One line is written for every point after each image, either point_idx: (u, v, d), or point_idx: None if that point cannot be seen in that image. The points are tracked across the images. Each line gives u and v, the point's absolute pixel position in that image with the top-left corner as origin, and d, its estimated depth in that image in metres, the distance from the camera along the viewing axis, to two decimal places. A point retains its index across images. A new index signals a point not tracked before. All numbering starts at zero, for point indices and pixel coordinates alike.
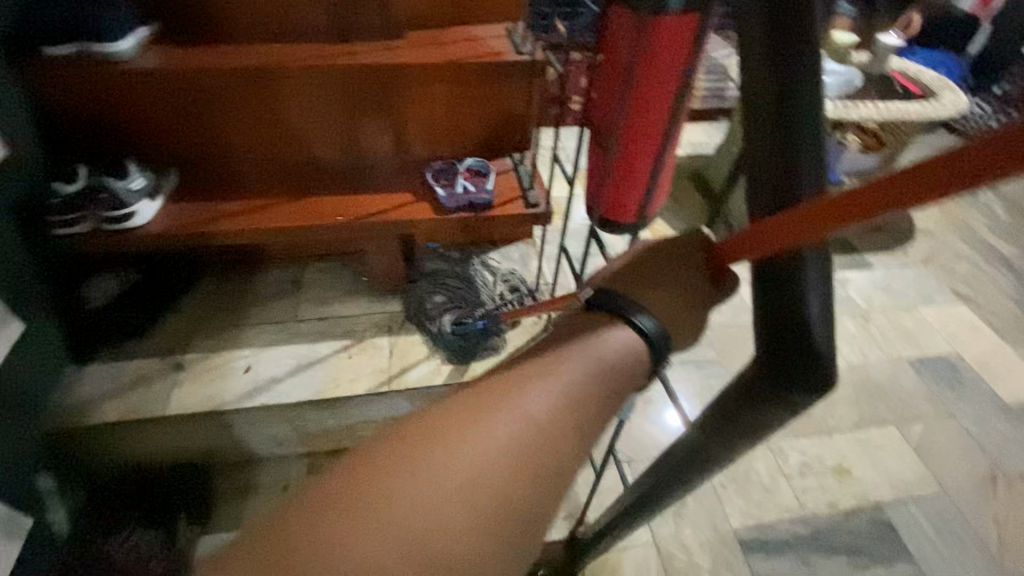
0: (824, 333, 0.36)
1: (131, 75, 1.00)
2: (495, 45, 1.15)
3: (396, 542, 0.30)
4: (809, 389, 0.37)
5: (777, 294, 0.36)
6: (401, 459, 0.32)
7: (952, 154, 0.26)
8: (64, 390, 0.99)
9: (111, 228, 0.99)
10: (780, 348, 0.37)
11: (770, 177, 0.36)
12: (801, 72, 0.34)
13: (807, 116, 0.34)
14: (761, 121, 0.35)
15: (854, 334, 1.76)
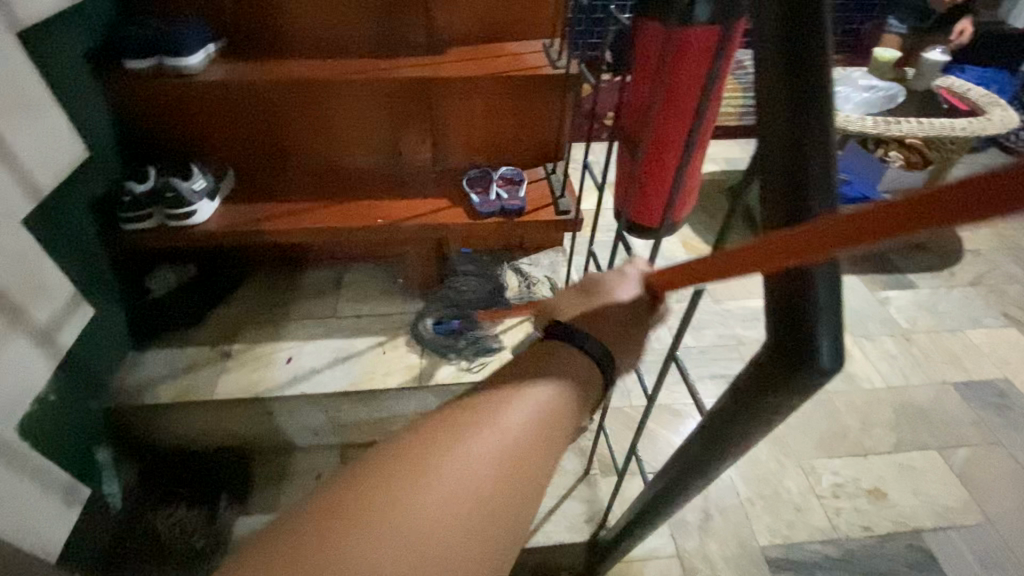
0: (831, 317, 0.37)
1: (199, 86, 1.10)
2: (530, 60, 1.20)
3: (426, 532, 0.36)
4: (817, 374, 0.39)
5: (787, 275, 0.38)
6: (421, 465, 0.39)
7: (995, 176, 0.22)
8: (123, 372, 1.07)
9: (174, 225, 1.08)
10: (789, 329, 0.39)
11: (780, 179, 0.36)
12: (818, 72, 0.35)
13: (820, 112, 0.35)
14: (774, 124, 0.36)
15: (894, 354, 1.71)
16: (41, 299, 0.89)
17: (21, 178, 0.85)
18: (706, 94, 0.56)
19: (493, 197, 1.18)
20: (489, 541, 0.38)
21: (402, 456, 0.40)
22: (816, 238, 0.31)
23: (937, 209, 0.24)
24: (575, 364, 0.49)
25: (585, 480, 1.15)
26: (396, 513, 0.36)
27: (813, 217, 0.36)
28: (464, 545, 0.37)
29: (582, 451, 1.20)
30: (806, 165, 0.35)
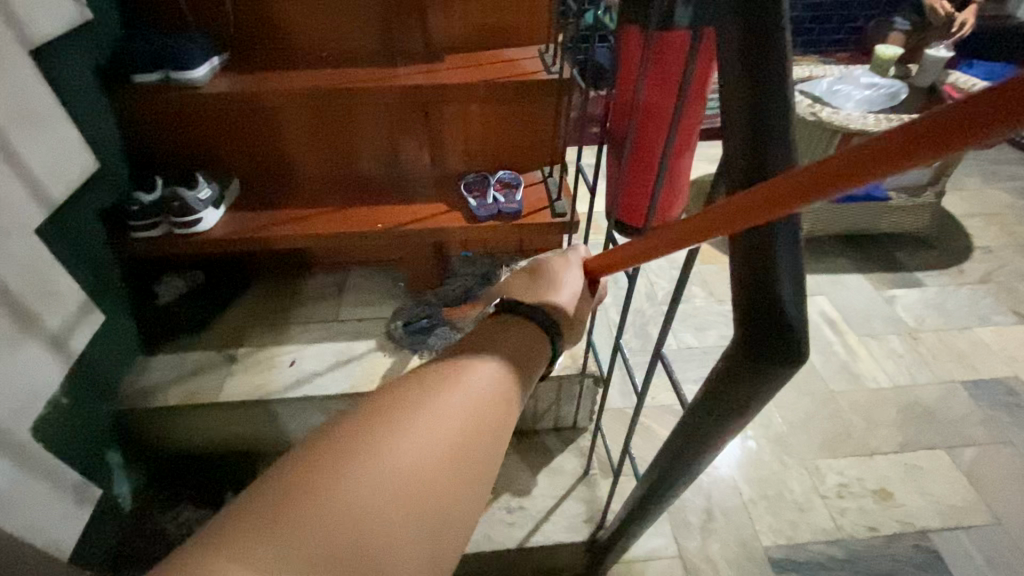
0: (794, 312, 0.39)
1: (204, 98, 1.13)
2: (525, 66, 1.22)
3: (390, 496, 0.37)
4: (783, 366, 0.40)
5: (752, 269, 0.39)
6: (381, 429, 0.39)
7: (963, 107, 0.24)
8: (132, 375, 1.10)
9: (180, 233, 1.11)
10: (757, 322, 0.40)
11: (746, 171, 0.39)
12: (773, 75, 0.37)
13: (775, 108, 0.37)
14: (735, 123, 0.39)
15: (900, 353, 1.70)
16: (54, 306, 0.92)
17: (35, 191, 0.89)
18: (680, 99, 0.58)
19: (490, 201, 1.20)
20: (443, 510, 0.39)
21: (352, 432, 0.39)
22: (789, 194, 0.33)
23: (908, 152, 0.27)
24: (523, 334, 0.52)
25: (584, 481, 1.16)
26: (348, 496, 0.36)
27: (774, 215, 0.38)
28: (431, 500, 0.38)
29: (582, 451, 1.21)
30: (768, 163, 0.38)
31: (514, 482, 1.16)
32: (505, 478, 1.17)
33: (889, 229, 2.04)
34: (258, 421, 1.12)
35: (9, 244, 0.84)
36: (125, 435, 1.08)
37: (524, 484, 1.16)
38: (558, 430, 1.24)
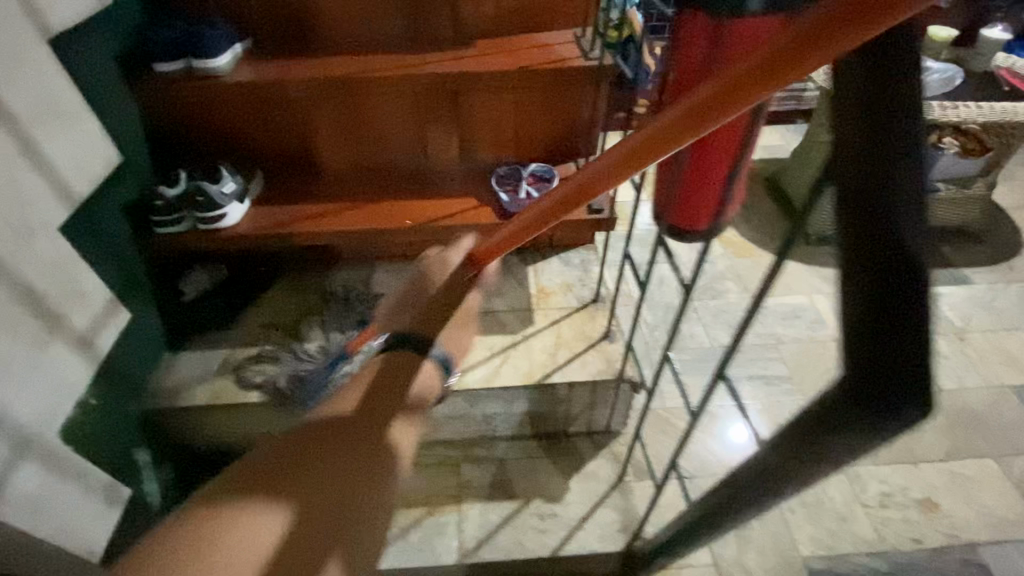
0: (917, 365, 0.32)
1: (226, 88, 1.09)
2: (561, 51, 1.15)
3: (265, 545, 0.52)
4: (894, 422, 0.34)
5: (871, 267, 0.33)
6: (253, 507, 0.55)
7: None
8: (159, 373, 1.09)
9: (204, 228, 1.08)
10: (869, 349, 0.33)
11: (857, 151, 0.35)
12: (911, 96, 0.34)
13: (910, 105, 0.34)
14: (853, 123, 0.35)
15: (947, 356, 1.61)
16: (82, 304, 0.90)
17: (57, 187, 0.86)
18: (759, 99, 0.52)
19: (524, 196, 1.15)
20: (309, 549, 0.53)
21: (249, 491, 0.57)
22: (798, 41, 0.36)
23: None
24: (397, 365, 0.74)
25: (618, 488, 1.12)
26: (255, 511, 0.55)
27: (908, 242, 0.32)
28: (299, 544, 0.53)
29: (615, 456, 1.17)
30: (887, 149, 0.34)
31: (546, 487, 1.13)
32: (536, 482, 1.14)
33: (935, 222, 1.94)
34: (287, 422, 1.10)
35: (34, 244, 0.82)
36: (152, 433, 1.07)
37: (556, 489, 1.13)
38: (591, 434, 1.20)
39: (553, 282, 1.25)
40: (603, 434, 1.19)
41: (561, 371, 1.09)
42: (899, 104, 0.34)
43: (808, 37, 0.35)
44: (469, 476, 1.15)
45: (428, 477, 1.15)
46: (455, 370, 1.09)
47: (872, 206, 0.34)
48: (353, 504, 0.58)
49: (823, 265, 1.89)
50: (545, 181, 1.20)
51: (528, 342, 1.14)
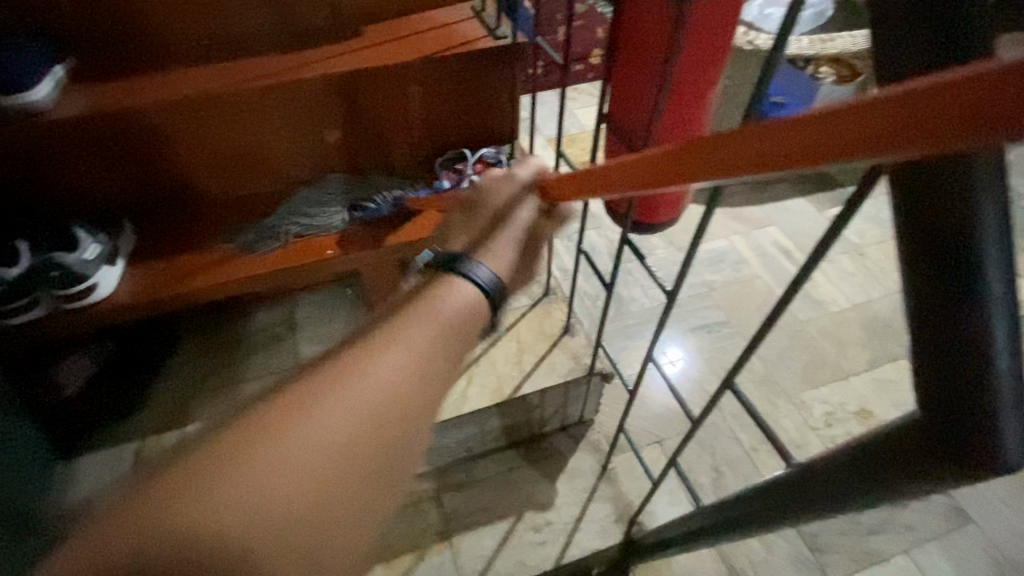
0: (1022, 402, 0.29)
1: (56, 129, 0.86)
2: (464, 30, 1.02)
3: (300, 489, 0.36)
4: (990, 472, 0.30)
5: (938, 282, 0.30)
6: (291, 425, 0.37)
7: (948, 97, 0.20)
8: (58, 492, 0.92)
9: (70, 306, 0.88)
10: (948, 383, 0.30)
11: (932, 237, 0.30)
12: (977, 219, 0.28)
13: (970, 233, 0.28)
14: (924, 233, 0.30)
15: (852, 273, 1.76)
16: None
17: None
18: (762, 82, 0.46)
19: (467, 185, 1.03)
20: (355, 499, 0.38)
21: (270, 412, 0.38)
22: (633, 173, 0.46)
23: (671, 172, 0.40)
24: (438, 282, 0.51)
25: (604, 478, 1.11)
26: (210, 509, 0.34)
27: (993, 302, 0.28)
28: (335, 487, 0.37)
29: (594, 446, 1.16)
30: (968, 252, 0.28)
31: (534, 497, 1.09)
32: (523, 494, 1.09)
33: None
34: None
35: None
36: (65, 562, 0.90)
37: (545, 496, 1.09)
38: (565, 429, 1.17)
39: None
40: (577, 426, 1.18)
41: (530, 380, 1.03)
42: (955, 232, 0.29)
43: (634, 169, 0.45)
44: (452, 506, 1.08)
45: (409, 518, 1.06)
46: None
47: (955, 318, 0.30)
48: (386, 430, 0.40)
49: (732, 205, 1.97)
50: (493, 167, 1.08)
51: (489, 355, 1.07)
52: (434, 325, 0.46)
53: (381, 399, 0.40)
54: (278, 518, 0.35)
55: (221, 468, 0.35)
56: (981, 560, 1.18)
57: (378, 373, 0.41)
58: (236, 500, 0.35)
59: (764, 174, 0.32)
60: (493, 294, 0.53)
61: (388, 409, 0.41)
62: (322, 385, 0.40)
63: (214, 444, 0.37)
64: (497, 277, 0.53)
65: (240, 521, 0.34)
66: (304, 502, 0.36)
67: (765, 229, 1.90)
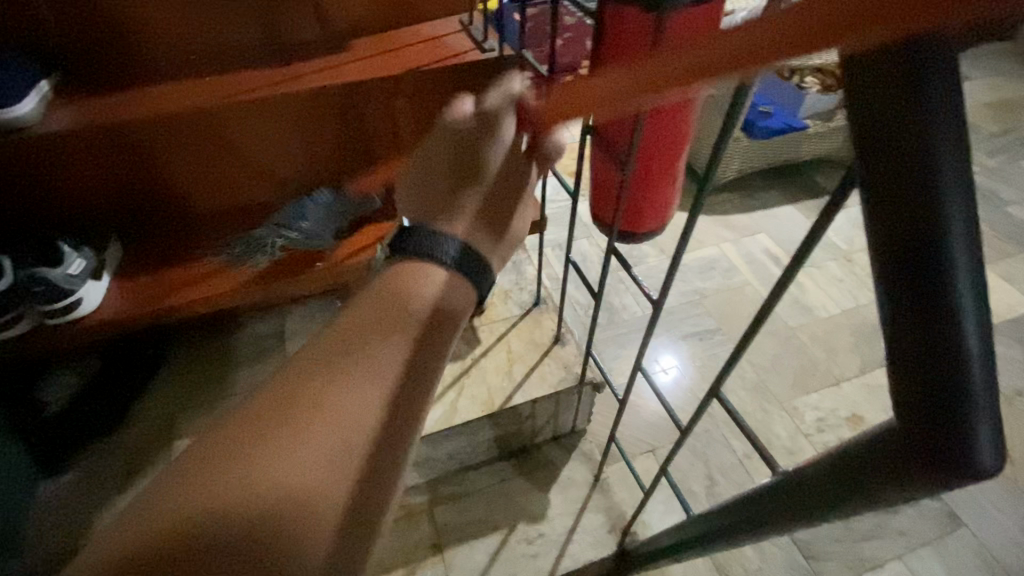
0: (992, 406, 0.29)
1: (42, 144, 0.85)
2: (453, 43, 1.03)
3: (278, 479, 0.43)
4: (967, 478, 0.31)
5: (908, 288, 0.30)
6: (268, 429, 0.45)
7: None
8: (40, 509, 0.91)
9: (55, 321, 0.87)
10: (926, 390, 0.30)
11: (904, 242, 0.30)
12: (945, 225, 0.28)
13: (941, 238, 0.29)
14: (895, 238, 0.30)
15: (841, 279, 1.77)
16: None
17: None
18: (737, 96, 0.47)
19: None
20: (330, 485, 0.44)
21: (251, 423, 0.46)
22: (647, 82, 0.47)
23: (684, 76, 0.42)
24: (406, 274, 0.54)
25: (598, 488, 1.11)
26: (201, 504, 0.41)
27: (965, 307, 0.29)
28: (308, 477, 0.44)
29: (587, 456, 1.15)
30: (940, 257, 0.29)
31: (527, 508, 1.08)
32: (516, 506, 1.09)
33: (806, 156, 2.10)
34: None
35: None
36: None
37: (538, 507, 1.08)
38: (558, 439, 1.17)
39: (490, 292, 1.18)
40: (570, 436, 1.17)
41: (521, 390, 1.03)
42: (928, 238, 0.29)
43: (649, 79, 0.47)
44: (445, 519, 1.07)
45: (400, 533, 1.05)
46: None
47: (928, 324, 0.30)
48: (348, 427, 0.47)
49: (722, 213, 1.99)
50: None
51: (479, 365, 1.06)
52: (391, 321, 0.52)
53: (344, 401, 0.47)
54: (263, 503, 0.42)
55: (212, 467, 0.43)
56: (975, 565, 1.18)
57: (339, 381, 0.48)
58: (226, 493, 0.42)
59: (773, 66, 0.33)
60: (461, 266, 0.55)
61: (348, 414, 0.47)
62: (292, 399, 0.47)
63: (208, 452, 0.45)
64: (463, 246, 0.56)
65: (223, 509, 0.41)
66: (285, 485, 0.43)
67: (755, 236, 1.92)
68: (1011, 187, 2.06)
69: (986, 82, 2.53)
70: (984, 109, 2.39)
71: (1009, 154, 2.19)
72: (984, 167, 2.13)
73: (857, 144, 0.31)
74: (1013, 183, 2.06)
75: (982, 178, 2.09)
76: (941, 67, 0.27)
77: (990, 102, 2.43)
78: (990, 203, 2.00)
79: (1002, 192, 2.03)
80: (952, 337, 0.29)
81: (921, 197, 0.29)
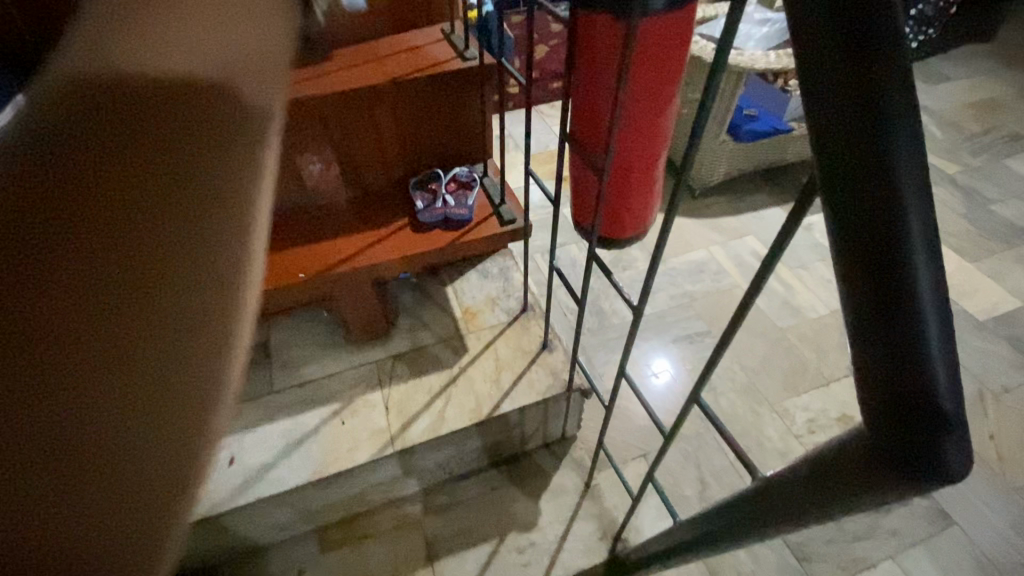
0: (957, 412, 0.29)
1: None
2: (434, 53, 1.04)
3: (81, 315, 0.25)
4: (936, 483, 0.31)
5: (874, 302, 0.31)
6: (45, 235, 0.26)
7: None
8: None
9: None
10: (891, 393, 0.31)
11: (864, 246, 0.30)
12: (903, 228, 0.29)
13: (900, 239, 0.29)
14: (856, 243, 0.31)
15: (829, 280, 1.78)
16: None
17: None
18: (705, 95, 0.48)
19: (439, 204, 1.05)
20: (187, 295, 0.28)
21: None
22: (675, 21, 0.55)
23: None
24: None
25: (588, 495, 1.10)
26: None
27: (926, 309, 0.29)
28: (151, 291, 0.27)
29: (577, 462, 1.15)
30: (899, 259, 0.29)
31: (518, 517, 1.08)
32: (506, 515, 1.08)
33: (792, 158, 2.11)
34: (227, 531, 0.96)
35: None
36: None
37: (529, 516, 1.08)
38: (548, 446, 1.16)
39: (477, 299, 1.19)
40: (560, 443, 1.17)
41: (509, 398, 1.02)
42: (887, 240, 0.30)
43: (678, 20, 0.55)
44: (435, 530, 1.06)
45: (390, 545, 1.04)
46: (397, 427, 0.99)
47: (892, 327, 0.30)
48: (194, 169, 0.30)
49: (710, 216, 2.00)
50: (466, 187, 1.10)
51: (467, 374, 1.06)
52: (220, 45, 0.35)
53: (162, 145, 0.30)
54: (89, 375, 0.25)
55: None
56: (967, 564, 1.18)
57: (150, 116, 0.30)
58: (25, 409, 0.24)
59: None
60: None
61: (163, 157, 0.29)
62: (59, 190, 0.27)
63: None
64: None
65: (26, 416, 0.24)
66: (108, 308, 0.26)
67: (743, 239, 1.93)
68: (993, 185, 2.08)
69: (968, 82, 2.56)
70: (965, 109, 2.42)
71: (991, 153, 2.21)
72: (967, 167, 2.16)
73: (819, 150, 0.32)
74: (995, 182, 2.08)
75: (965, 177, 2.11)
76: (892, 81, 0.28)
77: (972, 102, 2.46)
78: (973, 202, 2.01)
79: (985, 190, 2.06)
80: (913, 340, 0.29)
81: (880, 200, 0.29)
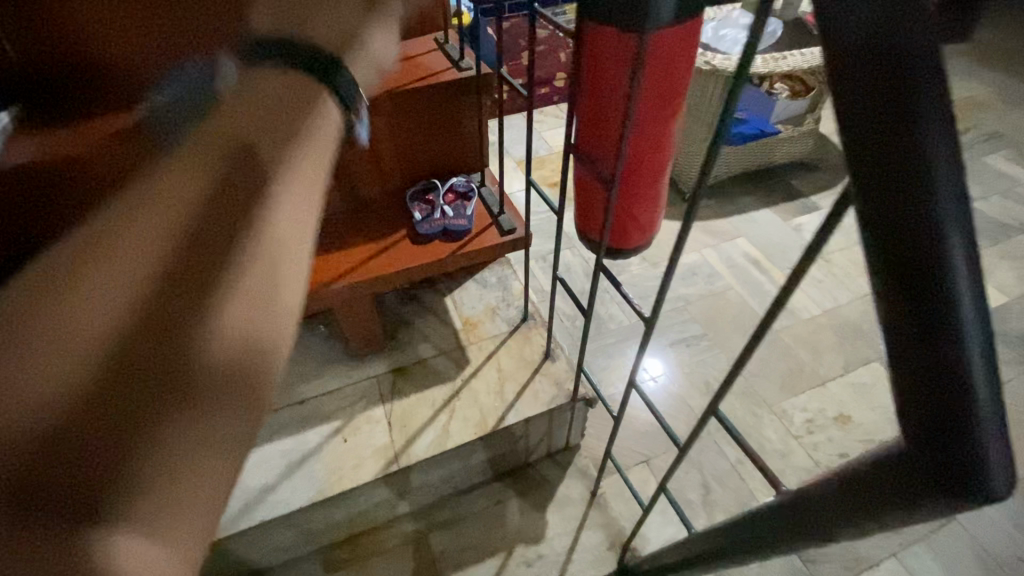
0: (1001, 432, 0.29)
1: None
2: (429, 63, 1.03)
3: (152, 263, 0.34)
4: (981, 502, 0.30)
5: (915, 322, 0.30)
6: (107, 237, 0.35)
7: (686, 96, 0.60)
8: None
9: None
10: (934, 413, 0.30)
11: (903, 264, 0.30)
12: (945, 247, 0.29)
13: (943, 257, 0.29)
14: (895, 262, 0.30)
15: (820, 280, 1.80)
16: None
17: None
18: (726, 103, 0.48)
19: (437, 215, 1.04)
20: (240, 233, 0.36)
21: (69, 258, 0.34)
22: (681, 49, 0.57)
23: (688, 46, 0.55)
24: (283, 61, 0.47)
25: (595, 504, 1.09)
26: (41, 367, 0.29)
27: (968, 328, 0.29)
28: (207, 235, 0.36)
29: (582, 471, 1.14)
30: (941, 278, 0.29)
31: (524, 529, 1.06)
32: (513, 528, 1.07)
33: (781, 159, 2.14)
34: (227, 557, 0.92)
35: None
36: None
37: (536, 528, 1.07)
38: (552, 456, 1.15)
39: (476, 310, 1.18)
40: (564, 452, 1.16)
41: (513, 410, 1.01)
42: (929, 261, 0.29)
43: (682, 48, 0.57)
44: (441, 546, 1.04)
45: (396, 563, 1.02)
46: (402, 443, 0.97)
47: (933, 347, 0.30)
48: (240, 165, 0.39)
49: (701, 219, 2.01)
50: (464, 197, 1.09)
51: (470, 387, 1.04)
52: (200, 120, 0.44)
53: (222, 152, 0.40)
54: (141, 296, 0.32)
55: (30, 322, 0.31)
56: (968, 559, 1.19)
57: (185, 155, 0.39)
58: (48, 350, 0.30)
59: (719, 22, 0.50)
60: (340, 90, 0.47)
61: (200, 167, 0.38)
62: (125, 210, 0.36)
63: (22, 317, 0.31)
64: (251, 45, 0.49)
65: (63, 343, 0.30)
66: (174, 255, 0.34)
67: (736, 241, 1.94)
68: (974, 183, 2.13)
69: None
70: None
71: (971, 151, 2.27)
72: None
73: (855, 168, 0.32)
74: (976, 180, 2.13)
75: None
76: (930, 100, 0.28)
77: None
78: None
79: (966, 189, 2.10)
80: (957, 358, 0.29)
81: (920, 220, 0.29)
